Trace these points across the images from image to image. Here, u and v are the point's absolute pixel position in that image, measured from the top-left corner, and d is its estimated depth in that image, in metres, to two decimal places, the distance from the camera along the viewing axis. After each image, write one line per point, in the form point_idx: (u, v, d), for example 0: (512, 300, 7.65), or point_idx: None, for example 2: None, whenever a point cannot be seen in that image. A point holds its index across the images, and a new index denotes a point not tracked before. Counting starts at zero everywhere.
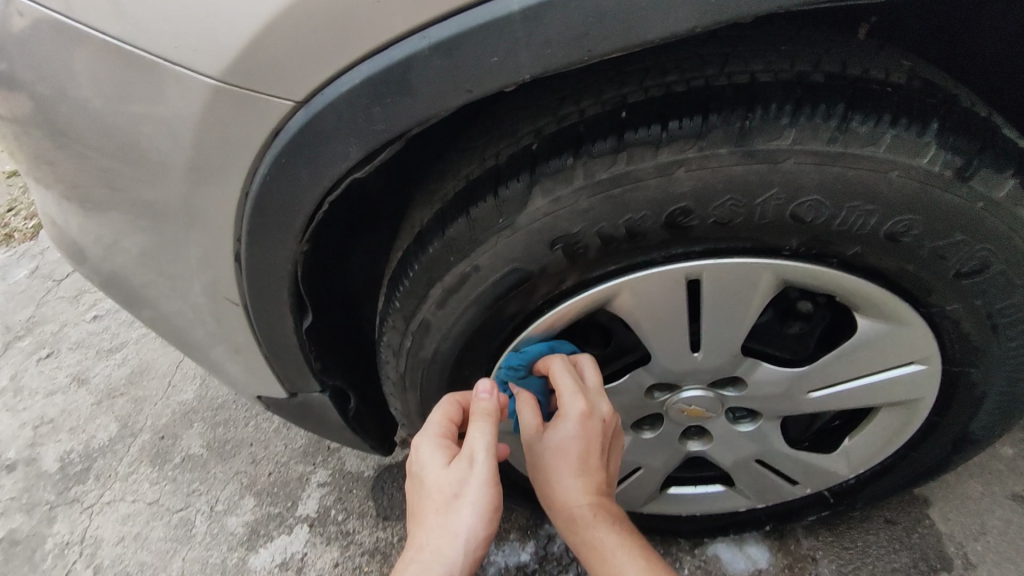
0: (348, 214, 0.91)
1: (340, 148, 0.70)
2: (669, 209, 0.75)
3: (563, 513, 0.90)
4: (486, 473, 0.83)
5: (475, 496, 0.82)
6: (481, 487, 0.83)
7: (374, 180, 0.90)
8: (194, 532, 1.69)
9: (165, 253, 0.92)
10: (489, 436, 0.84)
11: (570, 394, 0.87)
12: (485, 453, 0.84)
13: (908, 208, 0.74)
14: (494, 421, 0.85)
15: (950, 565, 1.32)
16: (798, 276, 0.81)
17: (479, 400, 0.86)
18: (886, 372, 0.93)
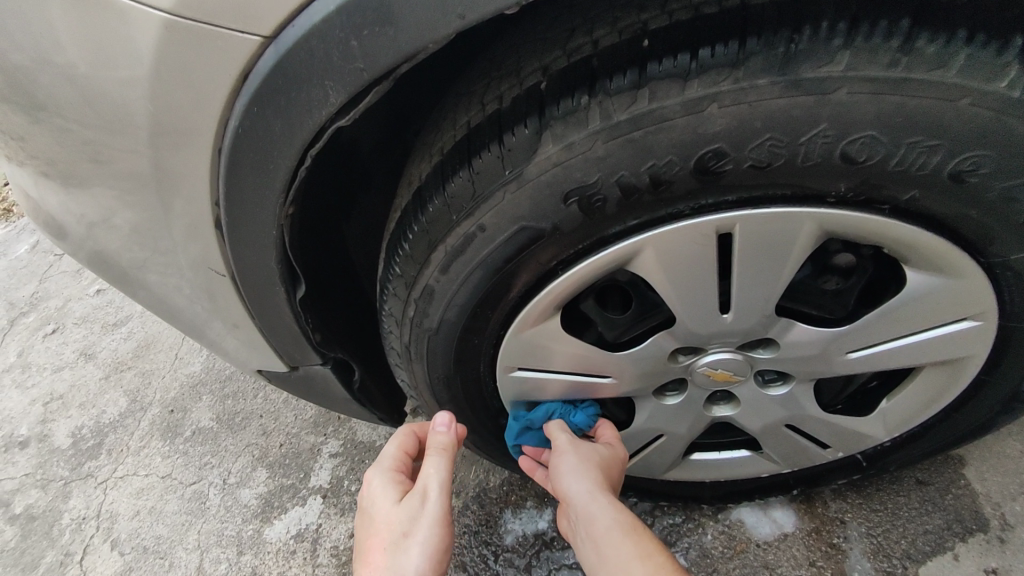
0: (335, 170, 0.84)
1: (319, 91, 0.61)
2: (698, 152, 0.66)
3: (601, 502, 0.95)
4: (436, 511, 0.92)
5: (425, 536, 0.90)
6: (430, 525, 0.91)
7: (364, 128, 0.82)
8: (208, 505, 1.67)
9: (139, 226, 0.84)
10: (444, 469, 0.95)
11: (612, 442, 1.04)
12: (438, 491, 0.94)
13: (978, 141, 0.64)
14: (447, 457, 0.96)
15: (987, 527, 1.26)
16: (845, 225, 0.71)
17: (437, 434, 0.98)
18: (933, 329, 0.85)
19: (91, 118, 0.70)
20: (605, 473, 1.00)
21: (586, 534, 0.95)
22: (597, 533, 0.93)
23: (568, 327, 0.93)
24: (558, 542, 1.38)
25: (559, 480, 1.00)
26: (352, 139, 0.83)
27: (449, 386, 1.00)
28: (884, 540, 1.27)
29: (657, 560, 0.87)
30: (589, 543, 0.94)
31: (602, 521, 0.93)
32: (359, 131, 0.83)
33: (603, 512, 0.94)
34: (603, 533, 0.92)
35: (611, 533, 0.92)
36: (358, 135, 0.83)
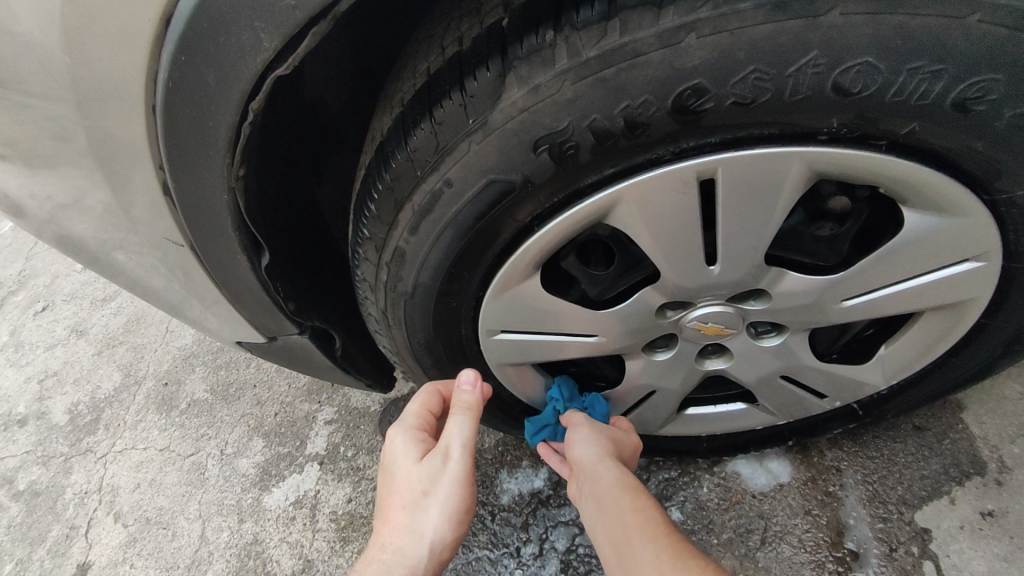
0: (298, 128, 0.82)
1: (248, 35, 0.56)
2: (676, 90, 0.60)
3: (608, 464, 0.93)
4: (457, 476, 0.90)
5: (443, 502, 0.90)
6: (450, 490, 0.90)
7: (318, 70, 0.78)
8: (207, 476, 1.67)
9: (82, 203, 0.78)
10: (469, 433, 0.90)
11: (627, 430, 1.06)
12: (459, 456, 0.90)
13: (984, 64, 0.58)
14: (472, 416, 0.90)
15: (983, 470, 1.24)
16: (838, 165, 0.66)
17: (464, 396, 0.90)
18: (932, 273, 0.80)
19: (6, 86, 0.63)
20: (615, 444, 1.00)
21: (589, 491, 0.94)
22: (600, 491, 0.91)
23: (549, 286, 0.89)
24: (555, 500, 1.38)
25: (569, 448, 0.99)
26: (314, 93, 0.81)
27: (430, 350, 0.97)
28: (880, 487, 1.26)
29: (651, 517, 0.85)
30: (590, 499, 0.93)
31: (608, 480, 0.91)
32: (321, 86, 0.81)
33: (608, 471, 0.93)
34: (606, 491, 0.90)
35: (613, 491, 0.90)
36: (311, 79, 0.78)
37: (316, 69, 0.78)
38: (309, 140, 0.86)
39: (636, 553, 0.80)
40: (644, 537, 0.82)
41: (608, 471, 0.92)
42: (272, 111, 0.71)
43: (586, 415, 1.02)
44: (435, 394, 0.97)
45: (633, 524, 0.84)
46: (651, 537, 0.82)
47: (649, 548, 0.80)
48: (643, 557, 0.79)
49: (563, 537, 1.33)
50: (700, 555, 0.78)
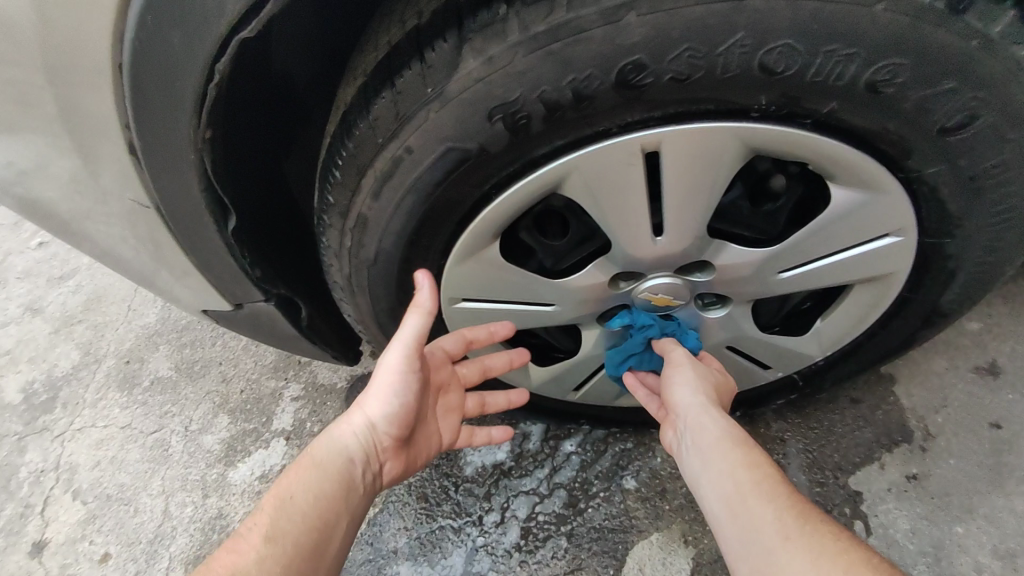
0: (268, 99, 0.85)
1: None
2: (619, 65, 0.65)
3: (715, 414, 0.95)
4: (395, 362, 0.87)
5: (382, 381, 0.89)
6: (389, 373, 0.88)
7: (281, 40, 0.81)
8: (170, 452, 1.67)
9: (44, 167, 0.79)
10: (416, 330, 0.84)
11: (719, 371, 1.07)
12: (401, 347, 0.86)
13: (892, 50, 0.65)
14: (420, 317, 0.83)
15: (911, 438, 1.34)
16: (768, 140, 0.72)
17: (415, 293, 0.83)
18: (858, 246, 0.87)
19: None
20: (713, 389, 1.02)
21: (691, 442, 0.95)
22: (705, 440, 0.92)
23: (509, 256, 0.93)
24: (516, 470, 1.43)
25: (668, 390, 1.02)
26: (283, 65, 0.84)
27: (393, 317, 1.01)
28: (819, 455, 1.35)
29: (766, 473, 0.86)
30: (693, 449, 0.94)
31: (712, 429, 0.93)
32: (288, 58, 0.84)
33: (712, 422, 0.95)
34: (712, 440, 0.92)
35: (720, 443, 0.91)
36: (275, 48, 0.81)
37: (284, 41, 0.81)
38: (274, 108, 0.88)
39: (753, 509, 0.81)
40: (758, 491, 0.83)
41: (714, 420, 0.93)
42: (240, 78, 0.74)
43: (687, 354, 1.02)
44: (460, 335, 0.99)
45: (744, 479, 0.85)
46: (767, 493, 0.83)
47: (766, 506, 0.81)
48: (762, 514, 0.80)
49: (523, 506, 1.39)
50: (822, 520, 0.79)
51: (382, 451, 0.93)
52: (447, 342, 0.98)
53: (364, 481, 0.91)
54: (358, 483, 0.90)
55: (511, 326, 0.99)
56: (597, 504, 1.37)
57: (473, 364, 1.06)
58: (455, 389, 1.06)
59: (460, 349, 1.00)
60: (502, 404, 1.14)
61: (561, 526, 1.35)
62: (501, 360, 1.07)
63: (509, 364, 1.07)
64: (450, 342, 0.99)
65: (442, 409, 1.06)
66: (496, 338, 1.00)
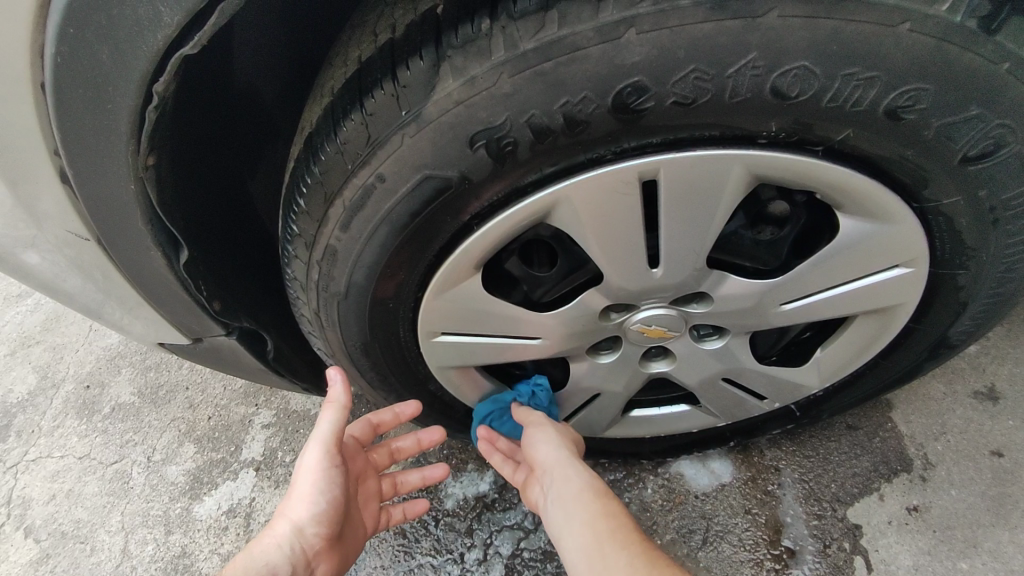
0: (227, 111, 0.79)
1: (146, 8, 0.51)
2: (616, 88, 0.58)
3: (569, 466, 0.98)
4: (317, 460, 0.89)
5: (305, 482, 0.89)
6: (311, 473, 0.89)
7: (246, 50, 0.75)
8: (132, 485, 1.55)
9: None
10: (332, 425, 0.90)
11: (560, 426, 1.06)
12: (320, 442, 0.90)
13: (918, 73, 0.58)
14: (342, 411, 0.91)
15: (910, 466, 1.29)
16: (776, 169, 0.66)
17: (329, 390, 0.91)
18: (865, 278, 0.81)
19: None
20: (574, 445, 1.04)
21: (553, 497, 0.97)
22: (566, 495, 0.95)
23: (491, 287, 0.86)
24: (500, 504, 1.35)
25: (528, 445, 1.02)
26: (246, 75, 0.79)
27: (367, 352, 0.92)
28: (815, 485, 1.29)
29: (622, 522, 0.89)
30: (556, 504, 0.96)
31: (574, 482, 0.96)
32: (251, 70, 0.79)
33: (574, 477, 0.96)
34: (573, 492, 0.95)
35: (579, 497, 0.94)
36: (239, 58, 0.75)
37: (244, 48, 0.76)
38: (235, 125, 0.81)
39: (608, 558, 0.84)
40: (614, 542, 0.86)
41: (577, 473, 0.96)
42: (191, 85, 0.67)
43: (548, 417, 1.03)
44: (364, 419, 1.03)
45: (601, 529, 0.88)
46: (620, 542, 0.86)
47: (619, 554, 0.84)
48: (614, 561, 0.83)
49: (507, 542, 1.30)
50: (670, 562, 0.83)
51: (311, 559, 0.89)
52: (353, 428, 1.03)
53: None
54: None
55: (415, 405, 1.02)
56: None
57: (381, 448, 1.10)
58: (371, 475, 1.08)
59: (367, 433, 1.04)
60: (416, 482, 1.13)
61: (548, 564, 1.27)
62: (409, 442, 1.11)
63: (421, 480, 1.13)
64: (355, 427, 1.03)
65: (362, 499, 1.06)
66: (400, 419, 1.03)
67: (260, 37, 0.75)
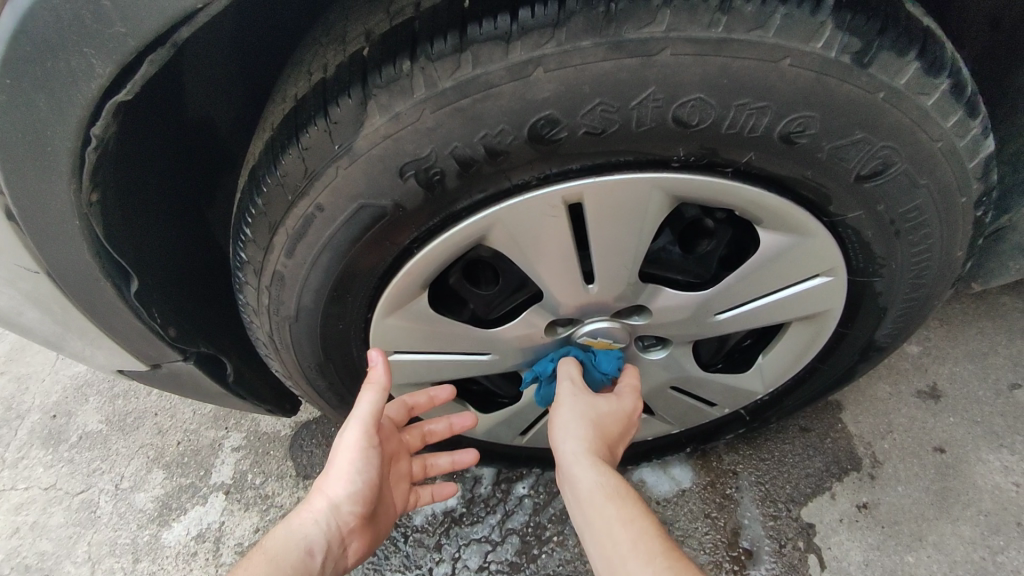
0: (181, 141, 0.83)
1: (78, 60, 0.55)
2: (530, 120, 0.63)
3: (587, 462, 0.86)
4: (355, 441, 0.87)
5: (343, 461, 0.87)
6: (350, 452, 0.87)
7: (195, 86, 0.80)
8: (99, 514, 1.54)
9: None
10: (371, 406, 0.85)
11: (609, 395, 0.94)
12: (359, 424, 0.86)
13: (805, 102, 0.64)
14: (383, 392, 0.84)
15: (859, 465, 1.34)
16: (690, 189, 0.70)
17: (369, 370, 0.84)
18: (790, 287, 0.86)
19: None
20: (601, 431, 0.90)
21: (571, 495, 0.87)
22: (584, 494, 0.84)
23: (438, 306, 0.89)
24: (468, 517, 1.37)
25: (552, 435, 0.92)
26: (200, 108, 0.83)
27: (322, 373, 0.95)
28: (771, 487, 1.34)
29: (643, 526, 0.80)
30: (573, 503, 0.86)
31: (586, 482, 0.85)
32: (204, 103, 0.83)
33: (587, 475, 0.85)
34: (586, 494, 0.84)
35: (596, 497, 0.83)
36: (188, 93, 0.79)
37: (197, 84, 0.80)
38: (187, 158, 0.85)
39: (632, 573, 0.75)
40: (638, 551, 0.76)
41: (591, 473, 0.85)
42: (138, 120, 0.71)
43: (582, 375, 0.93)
44: (400, 401, 0.97)
45: (619, 538, 0.79)
46: (644, 551, 0.76)
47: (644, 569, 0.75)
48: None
49: (475, 555, 1.32)
50: None
51: (346, 534, 0.89)
52: (389, 410, 0.97)
53: (324, 570, 0.86)
54: (319, 570, 0.85)
55: (450, 389, 0.99)
56: (551, 549, 1.31)
57: (415, 430, 1.05)
58: (404, 456, 1.04)
59: (403, 416, 0.98)
60: (445, 466, 1.10)
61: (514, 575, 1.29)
62: (441, 426, 1.05)
63: (451, 463, 1.10)
64: (393, 410, 0.97)
65: (393, 479, 1.03)
66: (436, 402, 0.99)
67: (207, 74, 0.79)
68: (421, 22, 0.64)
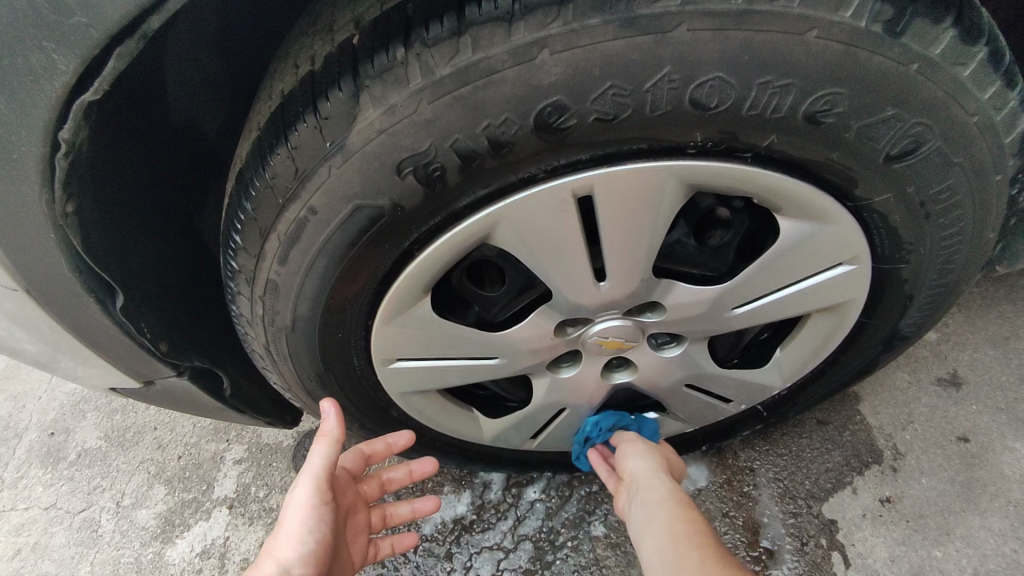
0: (166, 146, 0.78)
1: (39, 55, 0.51)
2: (536, 108, 0.58)
3: (658, 477, 1.00)
4: (308, 495, 0.85)
5: (295, 518, 0.83)
6: (303, 510, 0.84)
7: (178, 85, 0.75)
8: (100, 533, 1.50)
9: None
10: (323, 458, 0.86)
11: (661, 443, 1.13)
12: (311, 478, 0.86)
13: (832, 78, 0.59)
14: (334, 445, 0.86)
15: (881, 458, 1.30)
16: (708, 177, 0.66)
17: (322, 422, 0.87)
18: (812, 278, 0.82)
19: None
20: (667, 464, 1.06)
21: (638, 502, 0.98)
22: (651, 500, 0.96)
23: (441, 309, 0.85)
24: (479, 525, 1.33)
25: (620, 459, 1.05)
26: (184, 110, 0.78)
27: (323, 383, 0.91)
28: (790, 483, 1.29)
29: (700, 527, 0.90)
30: (639, 508, 0.97)
31: (657, 489, 0.97)
32: (190, 102, 0.79)
33: (658, 484, 0.98)
34: (656, 499, 0.96)
35: (663, 503, 0.95)
36: (173, 92, 0.75)
37: (181, 82, 0.76)
38: (173, 163, 0.80)
39: (683, 555, 0.85)
40: (692, 542, 0.87)
41: (662, 482, 0.98)
42: (117, 124, 0.66)
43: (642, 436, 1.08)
44: (356, 450, 1.00)
45: (676, 530, 0.89)
46: (697, 543, 0.86)
47: (693, 553, 0.84)
48: (688, 560, 0.83)
49: (487, 564, 1.28)
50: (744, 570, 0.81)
51: None
52: (344, 459, 0.99)
53: None
54: None
55: (410, 435, 1.02)
56: (566, 556, 1.27)
57: (372, 479, 1.06)
58: (363, 507, 1.04)
59: (359, 465, 1.00)
60: (406, 515, 1.10)
61: None
62: (401, 473, 1.07)
63: (411, 513, 1.10)
64: (347, 459, 1.00)
65: (351, 533, 1.01)
66: (394, 449, 1.02)
67: (191, 70, 0.75)
68: (415, 7, 0.59)
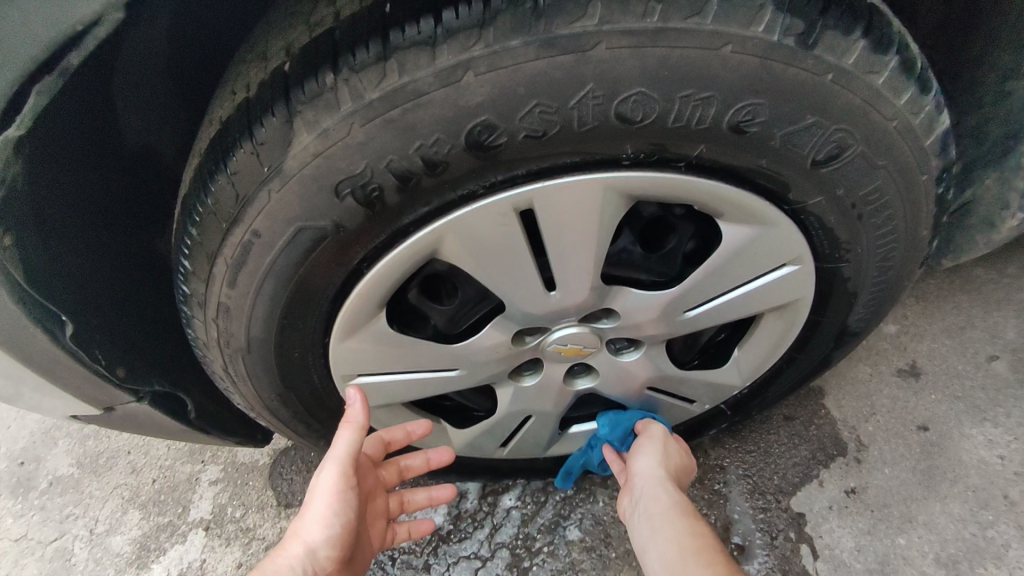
0: (117, 174, 0.79)
1: None
2: (467, 127, 0.60)
3: (668, 485, 1.00)
4: (332, 481, 0.84)
5: (318, 504, 0.84)
6: (326, 497, 0.84)
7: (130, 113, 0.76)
8: (74, 562, 1.48)
9: None
10: (348, 445, 0.84)
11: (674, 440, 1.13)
12: (336, 464, 0.84)
13: (750, 89, 0.61)
14: (359, 431, 0.84)
15: (846, 450, 1.33)
16: (644, 187, 0.68)
17: (347, 408, 0.84)
18: (759, 279, 0.84)
19: None
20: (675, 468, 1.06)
21: (643, 513, 0.99)
22: (656, 511, 0.97)
23: (398, 324, 0.86)
24: (455, 535, 1.33)
25: (631, 459, 1.06)
26: (135, 137, 0.79)
27: (283, 402, 0.91)
28: (759, 479, 1.31)
29: (709, 542, 0.90)
30: (644, 520, 0.98)
31: (665, 498, 0.98)
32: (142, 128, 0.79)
33: (667, 492, 0.99)
34: (662, 510, 0.96)
35: (669, 513, 0.95)
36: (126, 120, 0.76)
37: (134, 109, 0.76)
38: (128, 188, 0.81)
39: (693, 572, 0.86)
40: (700, 558, 0.87)
41: (668, 491, 0.98)
42: (57, 155, 0.67)
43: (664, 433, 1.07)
44: (376, 436, 0.97)
45: (686, 543, 0.90)
46: (706, 560, 0.87)
47: (703, 569, 0.85)
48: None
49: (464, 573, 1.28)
50: None
51: None
52: (364, 446, 0.97)
53: None
54: None
55: (427, 425, 1.00)
56: (542, 561, 1.28)
57: (391, 465, 1.04)
58: (381, 493, 1.02)
59: (378, 453, 0.98)
60: (423, 501, 1.08)
61: None
62: (419, 460, 1.05)
63: (429, 499, 1.09)
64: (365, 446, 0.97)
65: (371, 517, 1.01)
66: (413, 437, 1.00)
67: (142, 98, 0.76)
68: (343, 33, 0.61)
